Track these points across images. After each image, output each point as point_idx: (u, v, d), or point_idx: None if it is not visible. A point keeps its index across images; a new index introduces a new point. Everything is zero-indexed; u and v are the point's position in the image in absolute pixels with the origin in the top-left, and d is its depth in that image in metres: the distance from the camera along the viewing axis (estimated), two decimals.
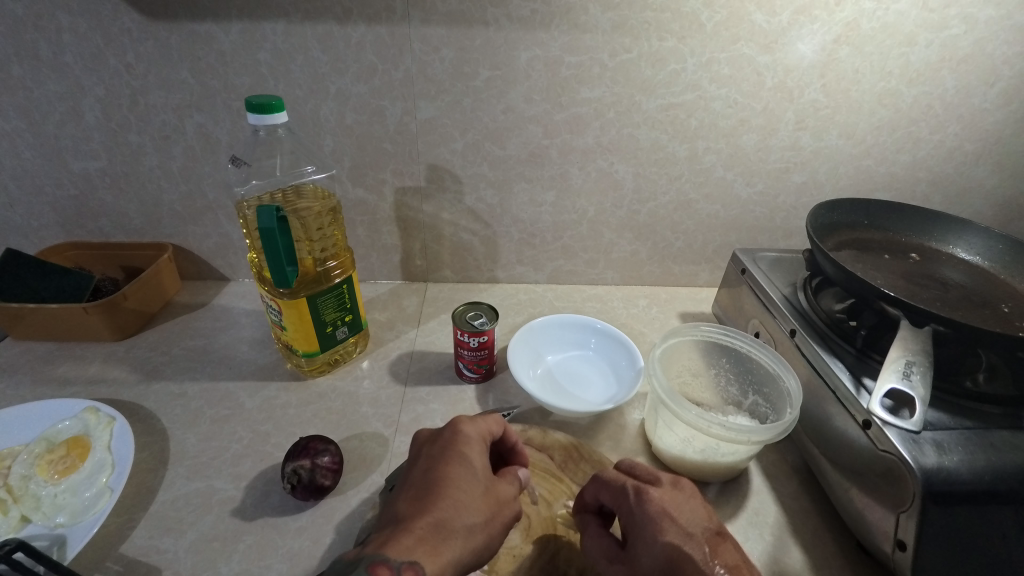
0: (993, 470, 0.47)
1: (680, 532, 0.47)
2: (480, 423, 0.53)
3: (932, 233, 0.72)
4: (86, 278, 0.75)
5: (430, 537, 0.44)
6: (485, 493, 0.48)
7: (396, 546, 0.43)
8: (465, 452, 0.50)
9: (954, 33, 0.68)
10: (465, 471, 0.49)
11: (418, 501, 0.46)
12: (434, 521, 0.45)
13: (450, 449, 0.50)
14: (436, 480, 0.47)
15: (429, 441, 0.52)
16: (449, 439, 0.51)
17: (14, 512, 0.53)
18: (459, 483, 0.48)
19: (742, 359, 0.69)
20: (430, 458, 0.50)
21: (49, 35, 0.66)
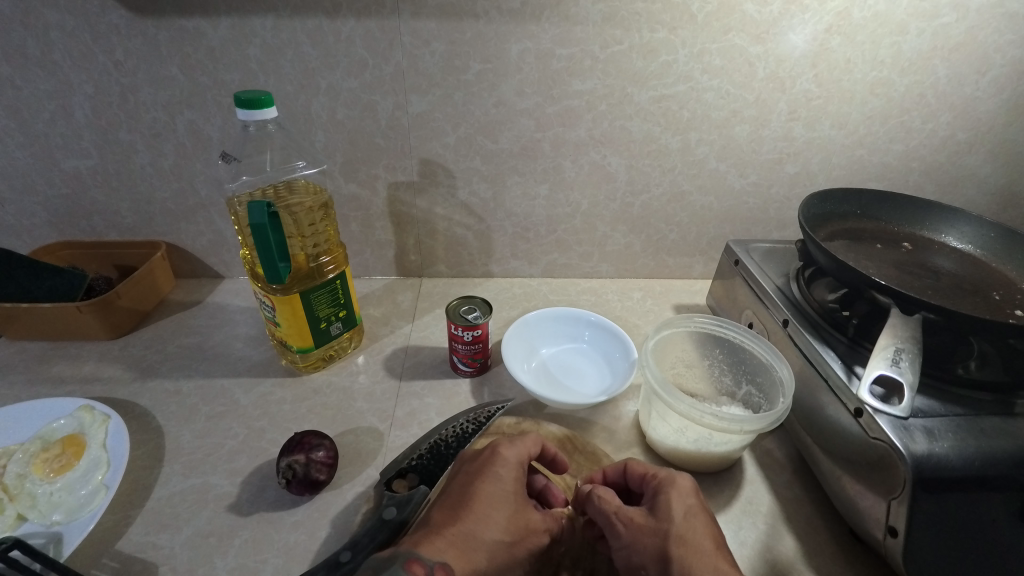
0: (982, 456, 0.48)
1: (684, 508, 0.49)
2: (520, 446, 0.53)
3: (924, 222, 0.72)
4: (79, 278, 0.74)
5: (459, 543, 0.46)
6: (514, 513, 0.49)
7: (428, 547, 0.44)
8: (500, 470, 0.51)
9: (946, 21, 0.68)
10: (497, 486, 0.50)
11: (451, 510, 0.48)
12: (465, 531, 0.47)
13: (487, 467, 0.51)
14: (469, 493, 0.49)
15: (467, 460, 0.53)
16: (485, 459, 0.52)
17: (10, 511, 0.52)
18: (490, 496, 0.49)
19: (735, 350, 0.69)
20: (468, 473, 0.51)
21: (36, 33, 0.66)
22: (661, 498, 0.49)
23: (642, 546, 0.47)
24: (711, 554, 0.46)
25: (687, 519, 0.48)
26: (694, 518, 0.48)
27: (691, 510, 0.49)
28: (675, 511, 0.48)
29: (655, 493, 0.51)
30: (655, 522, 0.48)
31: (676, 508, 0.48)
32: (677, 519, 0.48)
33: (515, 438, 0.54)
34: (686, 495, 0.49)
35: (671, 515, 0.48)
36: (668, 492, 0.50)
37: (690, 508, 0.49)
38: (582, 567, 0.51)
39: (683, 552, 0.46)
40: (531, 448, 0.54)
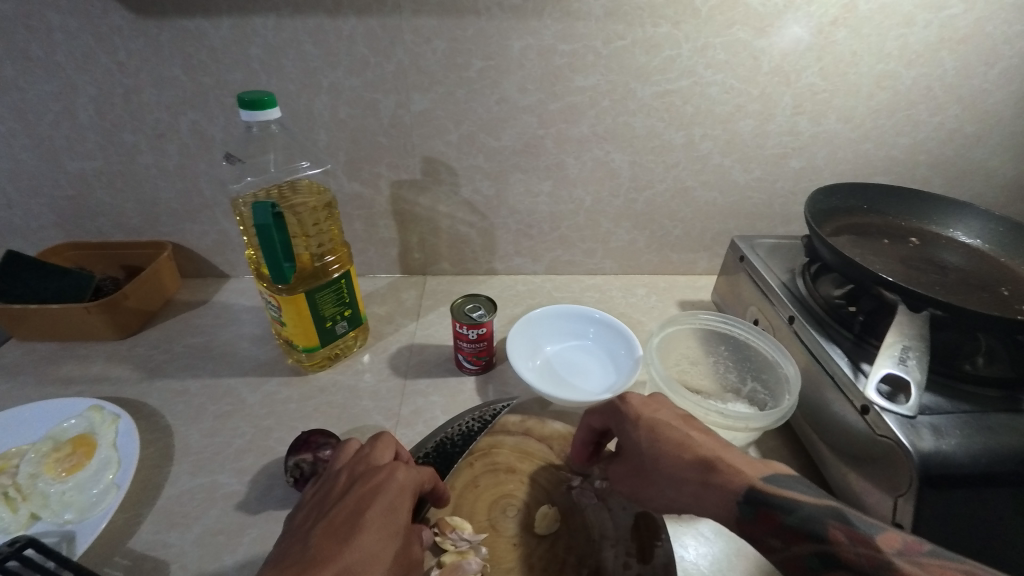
0: (990, 453, 0.47)
1: (644, 430, 0.50)
2: (416, 472, 0.49)
3: (931, 216, 0.72)
4: (86, 278, 0.75)
5: None
6: (400, 552, 0.44)
7: None
8: (398, 499, 0.46)
9: (954, 12, 0.67)
10: (390, 515, 0.45)
11: (334, 541, 0.42)
12: (345, 566, 0.40)
13: (383, 494, 0.46)
14: (358, 522, 0.44)
15: (357, 483, 0.47)
16: (381, 483, 0.47)
17: (22, 510, 0.53)
18: (380, 525, 0.44)
19: (740, 347, 0.70)
20: (358, 498, 0.46)
21: (39, 35, 0.66)
22: (625, 437, 0.52)
23: (637, 485, 0.50)
24: (686, 447, 0.47)
25: (650, 437, 0.49)
26: (656, 429, 0.50)
27: (648, 423, 0.50)
28: (637, 437, 0.50)
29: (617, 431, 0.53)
30: (633, 457, 0.51)
31: (636, 435, 0.50)
32: (642, 442, 0.50)
33: (412, 463, 0.50)
34: (635, 417, 0.51)
35: (635, 443, 0.50)
36: (627, 426, 0.52)
37: (645, 424, 0.50)
38: (588, 565, 0.50)
39: (660, 467, 0.48)
40: (424, 473, 0.50)
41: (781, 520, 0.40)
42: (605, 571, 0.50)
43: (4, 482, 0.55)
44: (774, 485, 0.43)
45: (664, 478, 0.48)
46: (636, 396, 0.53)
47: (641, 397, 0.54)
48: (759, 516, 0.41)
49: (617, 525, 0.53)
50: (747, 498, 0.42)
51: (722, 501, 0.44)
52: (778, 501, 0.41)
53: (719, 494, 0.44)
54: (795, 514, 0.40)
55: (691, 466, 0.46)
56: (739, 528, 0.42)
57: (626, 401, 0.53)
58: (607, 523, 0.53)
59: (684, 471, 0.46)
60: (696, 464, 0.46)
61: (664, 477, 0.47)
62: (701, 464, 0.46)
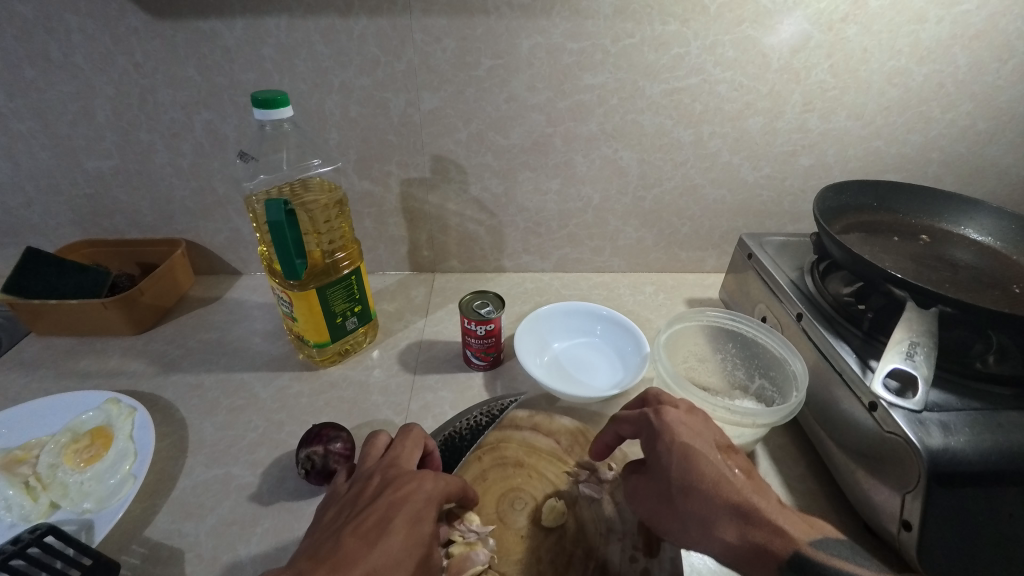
0: (1000, 451, 0.47)
1: (680, 458, 0.48)
2: (445, 481, 0.50)
3: (943, 213, 0.71)
4: (103, 274, 0.77)
5: None
6: (423, 560, 0.45)
7: None
8: (425, 510, 0.47)
9: (966, 8, 0.67)
10: (415, 524, 0.46)
11: (363, 544, 0.44)
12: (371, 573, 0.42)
13: (412, 504, 0.47)
14: (385, 528, 0.45)
15: (388, 488, 0.48)
16: (410, 491, 0.48)
17: (43, 499, 0.54)
18: (407, 534, 0.45)
19: (748, 343, 0.69)
20: (388, 504, 0.47)
21: (58, 36, 0.68)
22: (653, 456, 0.50)
23: (654, 510, 0.50)
24: (723, 491, 0.47)
25: (685, 468, 0.48)
26: (691, 459, 0.48)
27: (684, 452, 0.49)
28: (668, 463, 0.49)
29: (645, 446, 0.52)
30: (656, 479, 0.50)
31: (666, 460, 0.49)
32: (676, 472, 0.48)
33: (441, 472, 0.50)
34: (671, 442, 0.49)
35: (665, 469, 0.49)
36: (658, 445, 0.50)
37: (680, 451, 0.49)
38: (595, 557, 0.51)
39: (693, 504, 0.47)
40: (454, 482, 0.51)
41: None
42: (612, 564, 0.50)
43: (25, 472, 0.57)
44: (820, 552, 0.43)
45: (690, 515, 0.47)
46: (673, 412, 0.51)
47: (678, 414, 0.52)
48: None
49: (624, 520, 0.53)
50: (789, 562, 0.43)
51: (757, 557, 0.44)
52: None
53: (752, 549, 0.44)
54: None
55: (726, 513, 0.46)
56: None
57: (661, 416, 0.51)
58: (614, 517, 0.54)
59: (716, 516, 0.46)
60: (733, 512, 0.46)
61: (695, 516, 0.47)
62: (739, 512, 0.46)
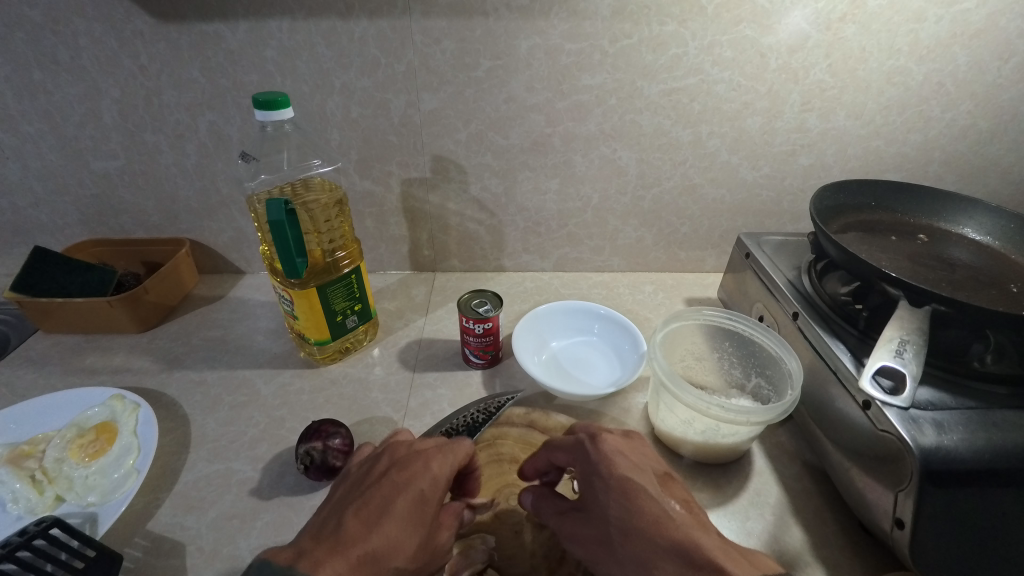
0: (994, 449, 0.47)
1: (618, 491, 0.47)
2: (455, 461, 0.49)
3: (941, 212, 0.71)
4: (109, 274, 0.78)
5: (362, 567, 0.42)
6: (425, 540, 0.46)
7: (329, 567, 0.41)
8: (429, 490, 0.47)
9: (966, 7, 0.67)
10: (420, 504, 0.46)
11: (365, 523, 0.44)
12: (373, 554, 0.43)
13: (417, 484, 0.47)
14: (387, 508, 0.45)
15: (395, 468, 0.48)
16: (416, 471, 0.48)
17: (49, 492, 0.56)
18: (410, 514, 0.45)
19: (745, 342, 0.69)
20: (393, 483, 0.47)
21: (66, 40, 0.69)
22: (590, 492, 0.49)
23: (595, 555, 0.47)
24: (662, 530, 0.44)
25: (621, 502, 0.46)
26: (630, 496, 0.46)
27: (621, 486, 0.47)
28: (607, 500, 0.47)
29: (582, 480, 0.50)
30: (595, 518, 0.47)
31: (605, 497, 0.47)
32: (613, 508, 0.46)
33: (448, 448, 0.50)
34: (608, 476, 0.47)
35: (603, 507, 0.47)
36: (594, 479, 0.48)
37: (618, 486, 0.47)
38: (588, 553, 0.51)
39: (632, 545, 0.44)
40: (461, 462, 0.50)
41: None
42: None
43: (31, 466, 0.58)
44: None
45: (629, 558, 0.44)
46: (608, 442, 0.50)
47: (615, 444, 0.50)
48: None
49: None
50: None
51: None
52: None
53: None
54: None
55: (668, 556, 0.43)
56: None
57: (598, 446, 0.50)
58: None
59: (657, 559, 0.43)
60: (676, 554, 0.42)
61: (635, 559, 0.44)
62: (682, 554, 0.42)
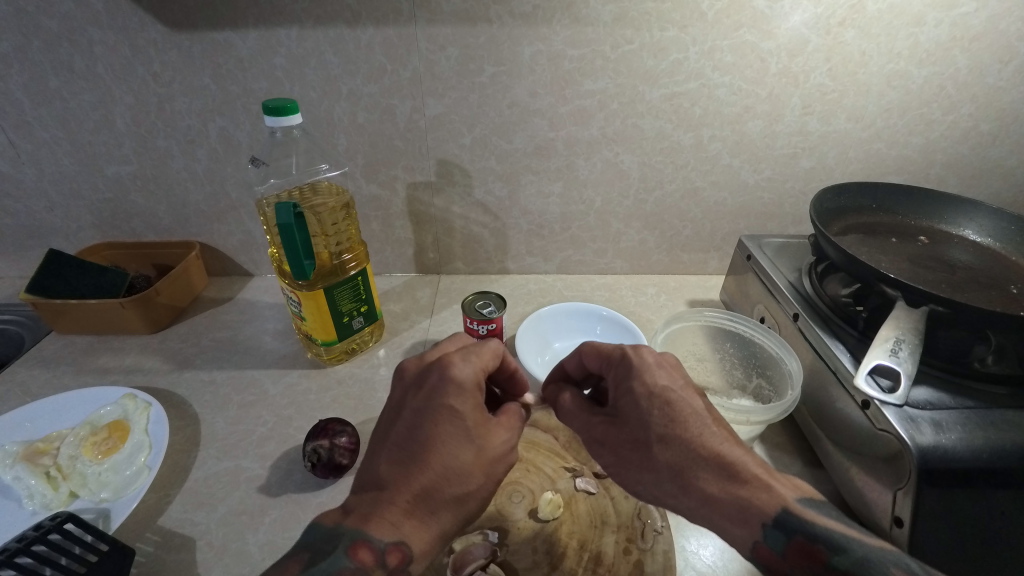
0: (992, 448, 0.47)
1: (659, 402, 0.47)
2: (473, 363, 0.49)
3: (942, 214, 0.71)
4: (121, 276, 0.80)
5: (416, 511, 0.43)
6: (477, 452, 0.45)
7: (380, 524, 0.42)
8: (460, 405, 0.46)
9: (965, 11, 0.67)
10: (452, 422, 0.46)
11: (400, 465, 0.44)
12: (424, 494, 0.43)
13: (445, 402, 0.46)
14: (417, 442, 0.45)
15: (419, 395, 0.47)
16: (437, 386, 0.47)
17: (63, 488, 0.57)
18: (446, 434, 0.45)
19: (746, 343, 0.72)
20: (415, 413, 0.46)
21: (82, 48, 0.71)
22: (626, 398, 0.48)
23: (625, 459, 0.48)
24: (704, 442, 0.45)
25: (662, 412, 0.47)
26: (671, 404, 0.47)
27: (663, 395, 0.47)
28: (645, 408, 0.47)
29: (618, 386, 0.50)
30: (630, 424, 0.48)
31: (643, 404, 0.47)
32: (654, 417, 0.47)
33: (468, 352, 0.50)
34: (651, 383, 0.48)
35: (643, 414, 0.47)
36: (635, 384, 0.48)
37: (660, 396, 0.47)
38: (590, 549, 0.52)
39: (671, 453, 0.45)
40: (483, 367, 0.50)
41: (824, 558, 0.40)
42: (606, 555, 0.51)
43: (46, 463, 0.59)
44: (808, 510, 0.42)
45: (665, 465, 0.45)
46: (649, 351, 0.50)
47: (657, 358, 0.50)
48: (794, 551, 0.41)
49: (619, 512, 0.55)
50: (776, 526, 0.42)
51: (742, 517, 0.42)
52: (821, 537, 0.41)
53: (737, 510, 0.43)
54: (847, 556, 0.39)
55: (706, 467, 0.44)
56: (757, 550, 0.42)
57: (640, 354, 0.50)
58: (608, 510, 0.55)
59: (696, 469, 0.44)
60: (719, 468, 0.44)
61: (673, 468, 0.45)
62: (724, 468, 0.44)
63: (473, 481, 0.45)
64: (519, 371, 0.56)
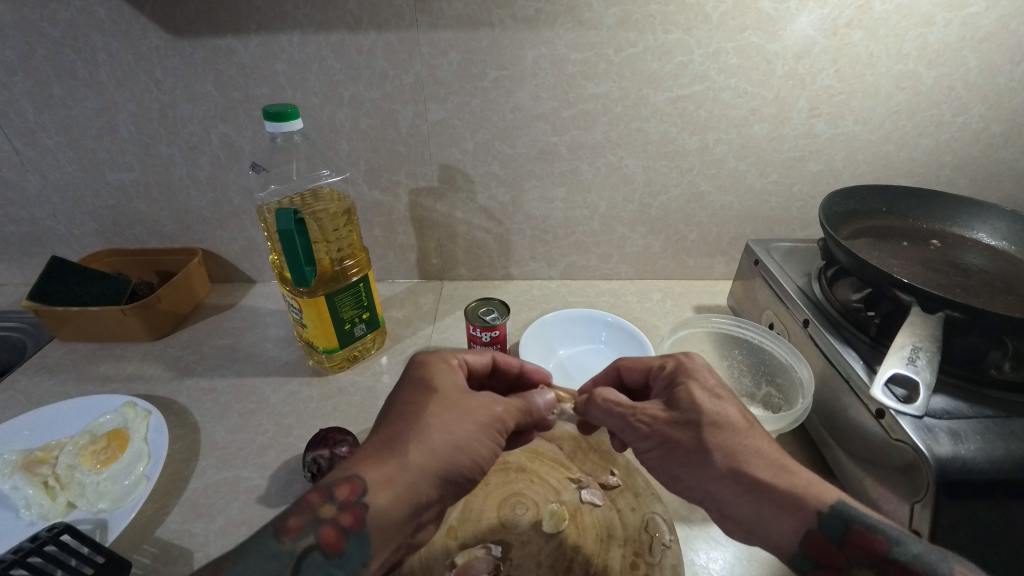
0: (1013, 459, 0.46)
1: (709, 394, 0.48)
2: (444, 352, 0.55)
3: (954, 217, 0.70)
4: (123, 283, 0.80)
5: (374, 453, 0.44)
6: (442, 403, 0.47)
7: (335, 471, 0.43)
8: (426, 370, 0.50)
9: (975, 10, 0.66)
10: (418, 386, 0.49)
11: (371, 427, 0.47)
12: (386, 435, 0.45)
13: (414, 371, 0.51)
14: (386, 407, 0.48)
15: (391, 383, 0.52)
16: (409, 368, 0.52)
17: (61, 498, 0.56)
18: (407, 396, 0.48)
19: (754, 350, 0.72)
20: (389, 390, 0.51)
21: (85, 56, 0.71)
22: (681, 387, 0.49)
23: (672, 445, 0.47)
24: (755, 437, 0.46)
25: (713, 401, 0.47)
26: (721, 398, 0.48)
27: (714, 391, 0.49)
28: (699, 397, 0.48)
29: (667, 383, 0.51)
30: (683, 410, 0.47)
31: (699, 393, 0.48)
32: (704, 403, 0.47)
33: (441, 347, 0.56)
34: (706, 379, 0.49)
35: (696, 400, 0.48)
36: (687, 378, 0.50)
37: (712, 392, 0.49)
38: (595, 563, 0.50)
39: (721, 436, 0.45)
40: (456, 355, 0.54)
41: (882, 550, 0.39)
42: (612, 570, 0.50)
43: (44, 472, 0.59)
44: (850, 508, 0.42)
45: (717, 446, 0.45)
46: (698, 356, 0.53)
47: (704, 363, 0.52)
48: (851, 542, 0.40)
49: (626, 524, 0.53)
50: (833, 513, 0.41)
51: (794, 505, 0.42)
52: (880, 528, 0.40)
53: (788, 498, 0.43)
54: (907, 548, 0.39)
55: (758, 456, 0.44)
56: (810, 539, 0.41)
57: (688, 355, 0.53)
58: (615, 523, 0.53)
59: (748, 455, 0.44)
60: (772, 460, 0.44)
61: (724, 449, 0.45)
62: (770, 458, 0.44)
63: (439, 416, 0.46)
64: (525, 367, 0.60)
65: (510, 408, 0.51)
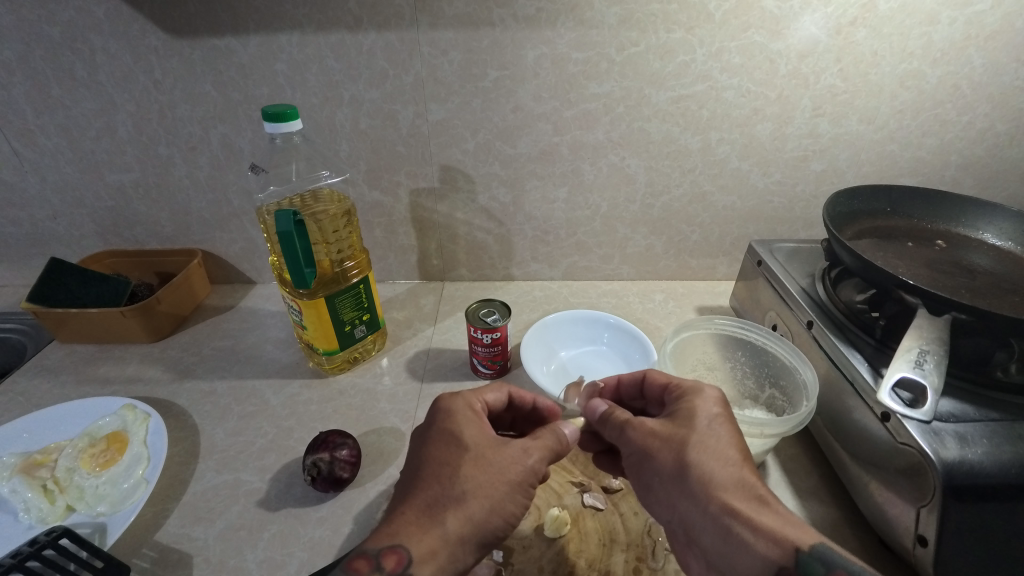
0: (1020, 464, 0.45)
1: (708, 416, 0.49)
2: (465, 395, 0.53)
3: (960, 217, 0.69)
4: (123, 284, 0.79)
5: (416, 520, 0.43)
6: (475, 462, 0.46)
7: (375, 537, 0.43)
8: (453, 423, 0.49)
9: (980, 8, 0.65)
10: (446, 443, 0.48)
11: (406, 484, 0.46)
12: (425, 500, 0.44)
13: (441, 424, 0.49)
14: (416, 465, 0.47)
15: (415, 430, 0.51)
16: (434, 417, 0.51)
17: (59, 501, 0.56)
18: (438, 454, 0.47)
19: (758, 352, 0.70)
20: (416, 441, 0.49)
21: (83, 56, 0.71)
22: (683, 405, 0.50)
23: (657, 455, 0.47)
24: (740, 467, 0.45)
25: (711, 425, 0.48)
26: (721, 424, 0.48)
27: (716, 415, 0.49)
28: (697, 421, 0.48)
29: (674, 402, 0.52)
30: (673, 428, 0.48)
31: (698, 416, 0.49)
32: (700, 426, 0.48)
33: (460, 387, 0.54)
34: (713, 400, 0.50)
35: (694, 421, 0.48)
36: (691, 399, 0.51)
37: (718, 416, 0.49)
38: (597, 569, 0.50)
39: (706, 460, 0.45)
40: (479, 398, 0.54)
41: None
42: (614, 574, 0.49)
43: (43, 475, 0.58)
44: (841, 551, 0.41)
45: (698, 470, 0.45)
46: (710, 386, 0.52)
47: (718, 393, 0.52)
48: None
49: (628, 530, 0.53)
50: (812, 554, 0.40)
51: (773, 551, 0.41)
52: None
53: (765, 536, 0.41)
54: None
55: (738, 485, 0.44)
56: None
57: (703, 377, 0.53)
58: (617, 527, 0.53)
59: (728, 481, 0.44)
60: (748, 495, 0.44)
61: (704, 474, 0.45)
62: (751, 494, 0.44)
63: (474, 479, 0.45)
64: (537, 402, 0.58)
65: (544, 454, 0.49)
